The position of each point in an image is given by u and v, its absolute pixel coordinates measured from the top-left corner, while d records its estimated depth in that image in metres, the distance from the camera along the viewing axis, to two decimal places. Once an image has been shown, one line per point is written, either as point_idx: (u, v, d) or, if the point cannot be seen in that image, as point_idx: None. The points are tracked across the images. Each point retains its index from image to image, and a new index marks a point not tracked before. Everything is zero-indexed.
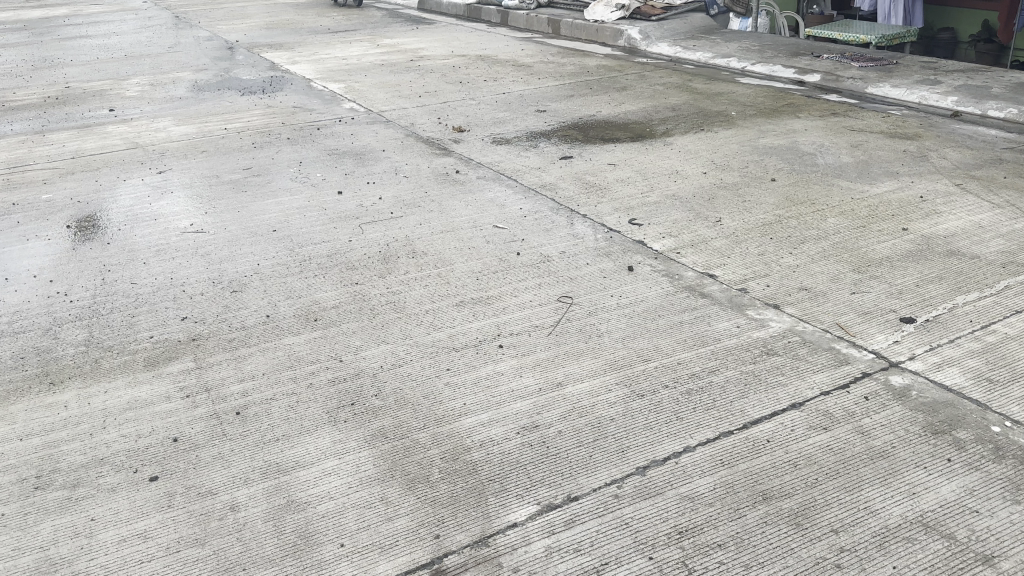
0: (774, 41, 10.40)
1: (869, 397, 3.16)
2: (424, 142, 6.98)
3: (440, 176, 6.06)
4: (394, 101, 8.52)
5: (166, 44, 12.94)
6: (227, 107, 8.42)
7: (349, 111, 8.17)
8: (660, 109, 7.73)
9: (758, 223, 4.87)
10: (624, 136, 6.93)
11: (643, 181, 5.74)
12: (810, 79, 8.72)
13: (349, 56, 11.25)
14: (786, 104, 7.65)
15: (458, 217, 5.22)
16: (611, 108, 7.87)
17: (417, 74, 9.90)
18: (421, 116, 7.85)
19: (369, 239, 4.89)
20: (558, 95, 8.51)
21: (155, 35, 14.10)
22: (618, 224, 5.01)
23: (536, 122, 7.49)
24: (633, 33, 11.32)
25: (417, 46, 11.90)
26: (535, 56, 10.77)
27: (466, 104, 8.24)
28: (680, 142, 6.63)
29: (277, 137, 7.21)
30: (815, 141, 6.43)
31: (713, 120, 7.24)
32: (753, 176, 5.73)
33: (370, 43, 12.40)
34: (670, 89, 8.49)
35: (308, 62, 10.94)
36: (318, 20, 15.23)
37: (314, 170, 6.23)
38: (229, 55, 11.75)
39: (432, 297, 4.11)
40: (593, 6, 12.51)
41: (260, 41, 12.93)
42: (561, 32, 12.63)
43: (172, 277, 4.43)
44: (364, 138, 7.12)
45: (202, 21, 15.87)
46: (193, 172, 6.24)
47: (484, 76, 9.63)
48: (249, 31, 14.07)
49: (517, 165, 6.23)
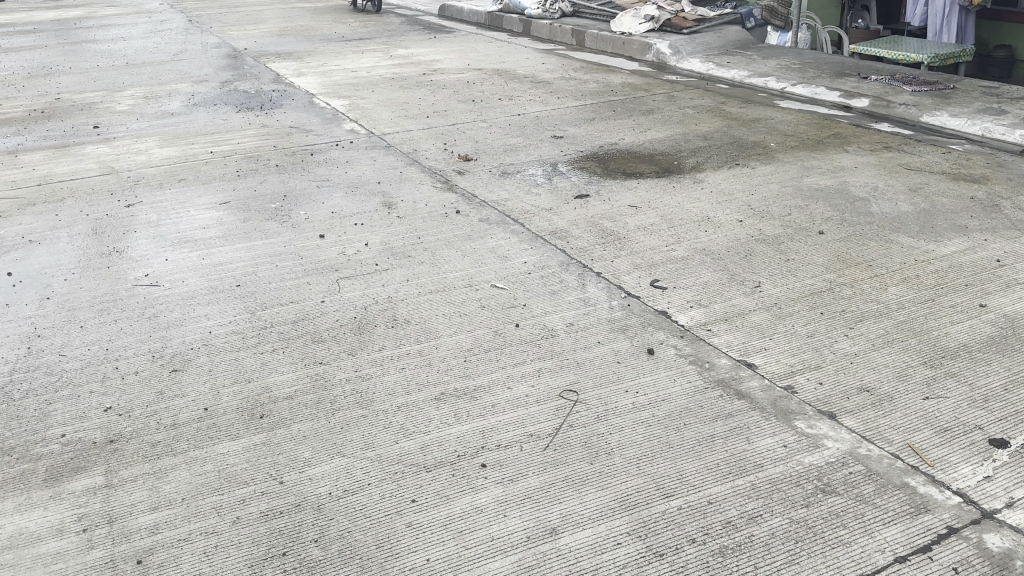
0: (817, 60, 9.58)
1: (961, 569, 2.38)
2: (425, 173, 6.30)
3: (437, 216, 5.35)
4: (399, 121, 7.86)
5: (173, 52, 12.42)
6: (219, 127, 7.81)
7: (349, 132, 7.51)
8: (689, 137, 6.97)
9: (805, 292, 4.11)
10: (649, 170, 6.19)
11: (669, 229, 4.99)
12: (857, 104, 7.90)
13: (358, 68, 10.61)
14: (832, 134, 6.85)
15: (452, 271, 4.51)
16: (635, 135, 7.13)
17: (427, 90, 9.23)
18: (426, 141, 7.17)
19: (344, 298, 4.19)
20: (578, 118, 7.79)
21: (163, 41, 13.60)
22: (637, 286, 4.26)
23: (551, 151, 6.78)
24: (663, 47, 10.55)
25: (432, 58, 11.24)
26: (556, 71, 10.05)
27: (476, 128, 7.55)
28: (711, 179, 5.87)
29: (265, 163, 6.56)
30: (867, 183, 5.64)
31: (749, 152, 6.47)
32: (797, 225, 4.96)
33: (383, 53, 11.76)
34: (701, 113, 7.72)
35: (315, 73, 10.33)
36: (334, 27, 14.63)
37: (297, 206, 5.56)
38: (233, 64, 11.16)
39: (408, 382, 3.40)
40: (620, 17, 11.75)
41: (269, 48, 12.36)
42: (585, 43, 11.89)
43: (108, 348, 3.78)
44: (359, 167, 6.45)
45: (214, 25, 15.36)
46: (164, 206, 5.61)
47: (499, 93, 8.93)
48: (260, 38, 13.51)
49: (526, 205, 5.51)
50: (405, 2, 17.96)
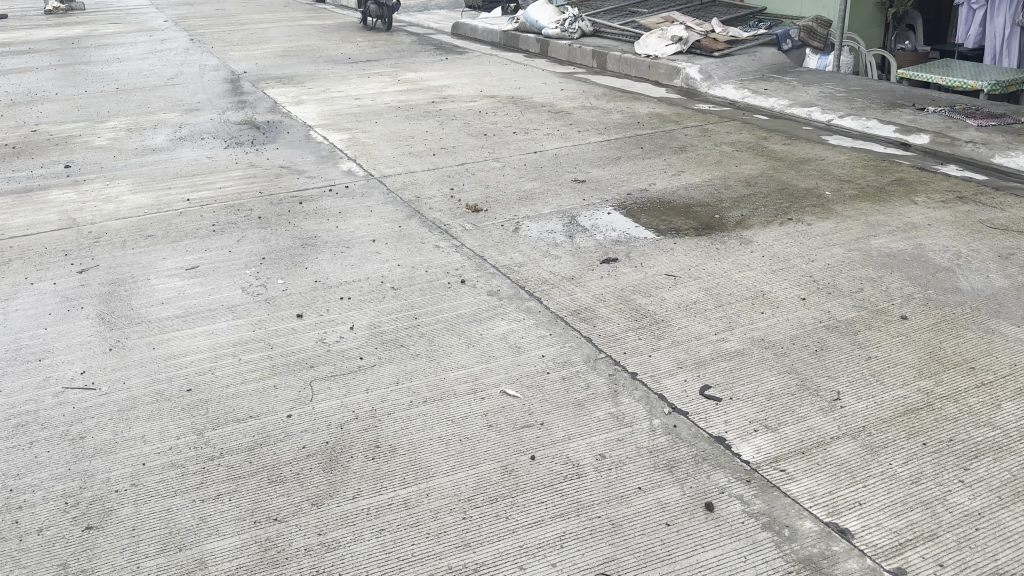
0: (864, 87, 8.72)
1: None
2: (427, 228, 5.50)
3: (439, 287, 4.53)
4: (402, 160, 7.08)
5: (168, 76, 11.73)
6: (202, 167, 7.05)
7: (345, 174, 6.74)
8: (728, 181, 6.14)
9: (898, 411, 3.26)
10: (685, 225, 5.36)
11: (716, 309, 4.14)
12: (916, 142, 7.03)
13: (362, 95, 9.88)
14: (894, 180, 5.99)
15: (453, 369, 3.69)
16: (667, 179, 6.30)
17: (435, 123, 8.46)
18: (430, 186, 6.38)
19: (317, 411, 3.36)
20: (601, 157, 6.98)
21: (159, 64, 12.92)
22: (683, 393, 3.41)
23: (571, 199, 5.97)
24: (693, 72, 9.73)
25: (442, 84, 10.49)
26: (576, 99, 9.26)
27: (488, 169, 6.76)
28: (761, 239, 5.03)
29: (246, 215, 5.79)
30: (947, 247, 4.78)
31: (801, 203, 5.63)
32: (873, 306, 4.11)
33: (389, 77, 11.02)
34: (741, 151, 6.88)
35: (315, 101, 9.61)
36: (340, 47, 13.96)
37: (275, 272, 4.77)
38: (229, 90, 10.44)
39: (388, 554, 2.56)
40: (644, 38, 10.94)
41: (270, 72, 11.64)
42: (607, 66, 11.09)
43: (12, 488, 2.97)
44: (353, 219, 5.66)
45: (217, 45, 14.73)
46: (123, 275, 4.82)
47: (514, 127, 8.13)
48: (262, 60, 12.82)
49: (543, 273, 4.69)
50: (416, 20, 17.29)
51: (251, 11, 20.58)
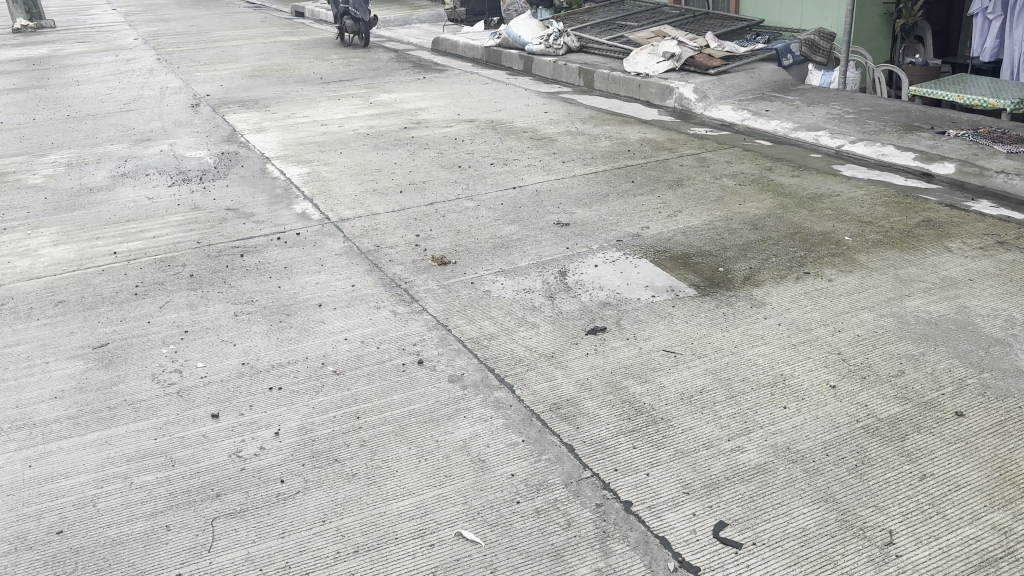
0: (875, 109, 8.02)
1: None
2: (385, 286, 4.74)
3: (390, 368, 3.77)
4: (365, 199, 6.33)
5: (125, 100, 10.96)
6: (139, 210, 6.29)
7: (299, 216, 5.98)
8: (732, 223, 5.40)
9: (972, 562, 2.50)
10: (685, 281, 4.62)
11: (727, 401, 3.38)
12: (939, 171, 6.31)
13: (330, 121, 9.14)
14: (921, 221, 5.27)
15: (397, 494, 2.90)
16: (662, 220, 5.56)
17: (406, 153, 7.71)
18: (394, 231, 5.62)
19: (215, 569, 2.59)
20: (588, 193, 6.25)
21: (119, 86, 12.15)
22: (692, 535, 2.64)
23: (554, 247, 5.22)
24: (688, 91, 9.02)
25: (418, 107, 9.77)
26: (561, 123, 8.54)
27: (460, 210, 6.01)
28: (776, 302, 4.28)
29: (178, 271, 5.03)
30: (997, 311, 4.05)
31: (817, 251, 4.89)
32: (918, 398, 3.37)
33: (362, 100, 10.29)
34: (744, 186, 6.15)
35: (278, 128, 8.87)
36: (314, 66, 13.24)
37: (196, 352, 4.01)
38: (187, 116, 9.68)
39: None
40: (634, 54, 10.21)
41: (235, 96, 10.90)
42: (594, 85, 10.39)
43: None
44: (300, 276, 4.90)
45: (184, 65, 13.99)
46: (17, 357, 4.06)
47: (492, 157, 7.39)
48: (228, 81, 12.09)
49: (518, 349, 3.93)
50: (396, 35, 16.58)
51: (227, 29, 19.88)
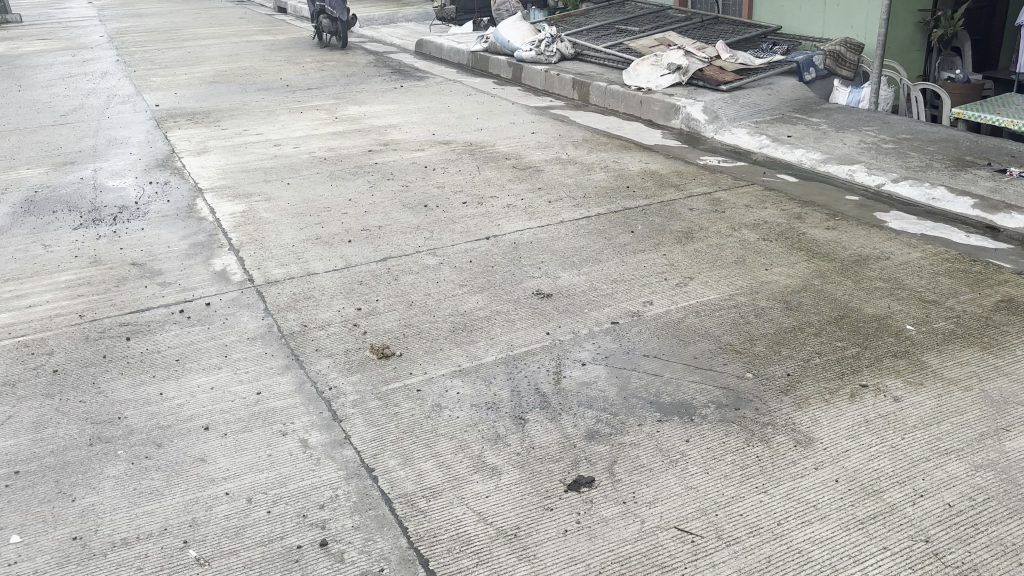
0: (916, 137, 6.87)
1: None
2: (303, 390, 3.58)
3: (277, 554, 2.63)
4: (304, 250, 5.18)
5: (64, 110, 9.79)
6: (24, 264, 5.13)
7: (217, 276, 4.82)
8: (757, 299, 4.26)
9: None
10: (702, 390, 3.47)
11: None
12: (1007, 224, 5.16)
13: (286, 140, 7.98)
14: (1001, 302, 4.14)
15: None
16: (668, 291, 4.41)
17: (366, 185, 6.56)
18: (330, 300, 4.46)
19: None
20: (577, 247, 5.10)
21: (64, 93, 10.95)
22: None
23: (530, 330, 4.07)
24: (696, 111, 7.87)
25: (389, 123, 8.62)
26: (550, 148, 7.39)
27: (417, 270, 4.85)
28: (827, 436, 3.13)
29: (39, 366, 3.88)
30: None
31: (873, 347, 3.77)
32: None
33: (326, 114, 9.13)
34: (770, 242, 5.02)
35: (224, 149, 7.71)
36: (283, 71, 12.04)
37: (15, 515, 2.89)
38: (125, 131, 8.52)
39: None
40: (635, 66, 9.06)
41: (186, 106, 9.73)
42: (590, 99, 9.29)
43: None
44: (194, 375, 3.76)
45: (142, 67, 12.79)
46: None
47: (465, 193, 6.24)
48: (184, 89, 10.91)
49: (467, 514, 2.78)
50: (378, 35, 15.38)
51: (201, 25, 18.66)
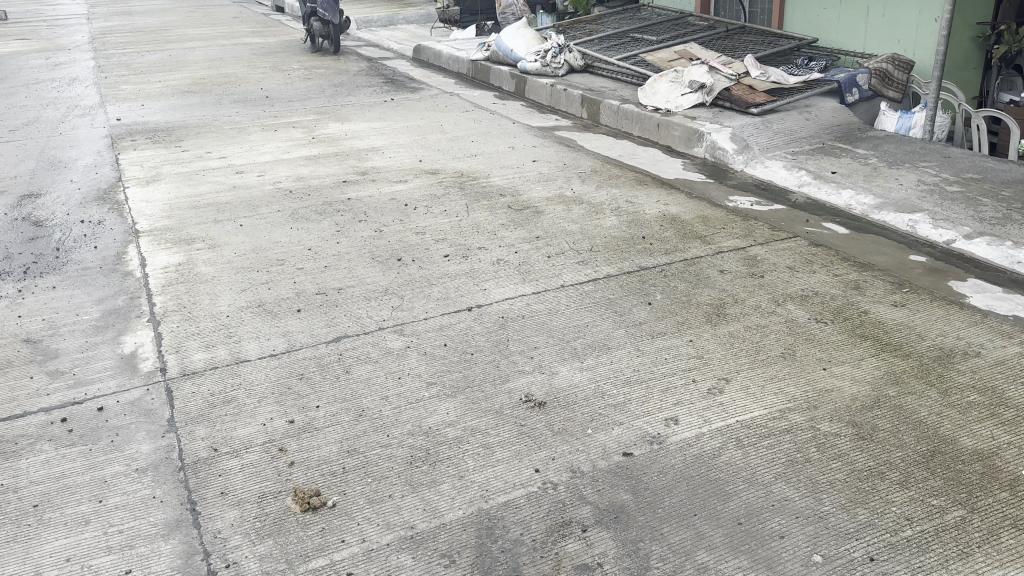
0: (986, 177, 5.79)
1: None
2: (190, 569, 2.56)
3: None
4: (240, 324, 4.17)
5: (14, 123, 8.79)
6: None
7: (122, 364, 3.81)
8: (815, 419, 3.23)
9: None
10: None
11: None
12: None
13: (251, 166, 6.97)
14: None
15: None
16: (698, 397, 3.37)
17: (333, 229, 5.55)
18: (256, 405, 3.44)
19: None
20: (580, 325, 4.07)
21: (23, 102, 9.94)
22: None
23: (512, 462, 3.03)
24: (723, 137, 6.81)
25: (372, 146, 7.60)
26: (553, 184, 6.36)
27: (375, 355, 3.82)
28: None
29: None
30: None
31: (985, 509, 2.73)
32: None
33: (304, 132, 8.11)
34: (824, 325, 3.97)
35: (178, 177, 6.71)
36: (266, 79, 11.04)
37: None
38: (73, 153, 7.52)
39: None
40: (652, 82, 8.04)
41: (150, 121, 8.72)
42: (600, 119, 8.27)
43: None
44: (50, 536, 2.74)
45: (116, 73, 11.78)
46: None
47: (448, 242, 5.21)
48: (154, 99, 9.91)
49: None
50: (375, 39, 14.36)
51: (192, 26, 17.65)
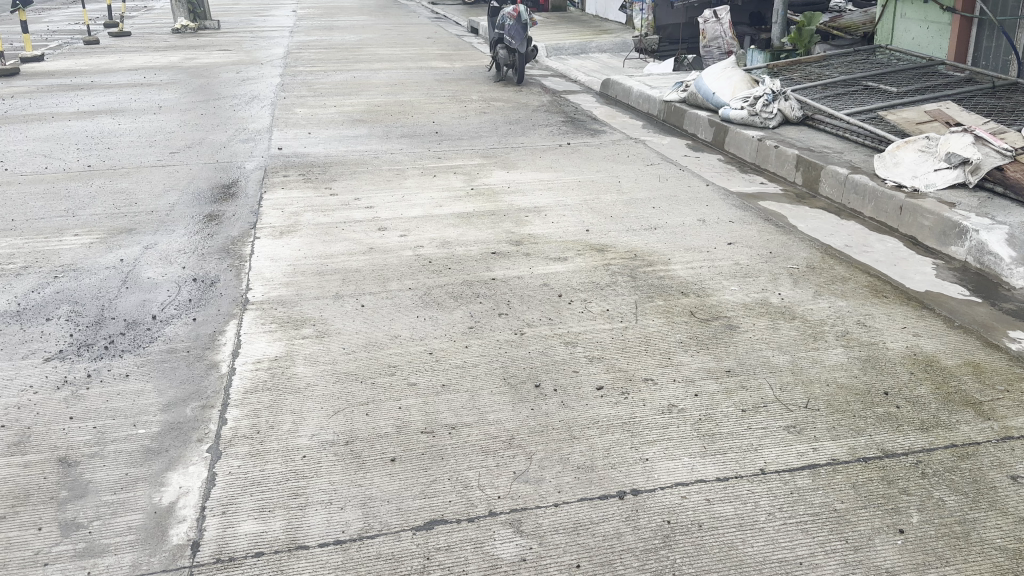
0: None
1: None
2: None
3: None
4: (316, 474, 3.14)
5: (180, 144, 8.51)
6: None
7: (149, 524, 2.86)
8: None
9: None
10: None
11: None
12: None
13: (396, 222, 6.07)
14: None
15: None
16: None
17: (468, 324, 4.46)
18: None
19: None
20: (788, 558, 2.68)
21: (199, 121, 9.77)
22: None
23: None
24: (995, 237, 5.09)
25: (536, 206, 6.50)
26: (754, 284, 4.94)
27: (476, 568, 2.64)
28: None
29: None
30: None
31: None
32: None
33: (464, 181, 7.16)
34: None
35: (315, 229, 5.92)
36: (440, 110, 10.29)
37: None
38: (222, 187, 6.99)
39: None
40: (894, 149, 6.40)
41: (309, 154, 8.12)
42: (818, 188, 6.70)
43: None
44: None
45: (297, 94, 11.51)
46: None
47: (608, 366, 3.96)
48: (323, 127, 9.40)
49: None
50: (563, 69, 13.35)
51: (385, 45, 17.52)
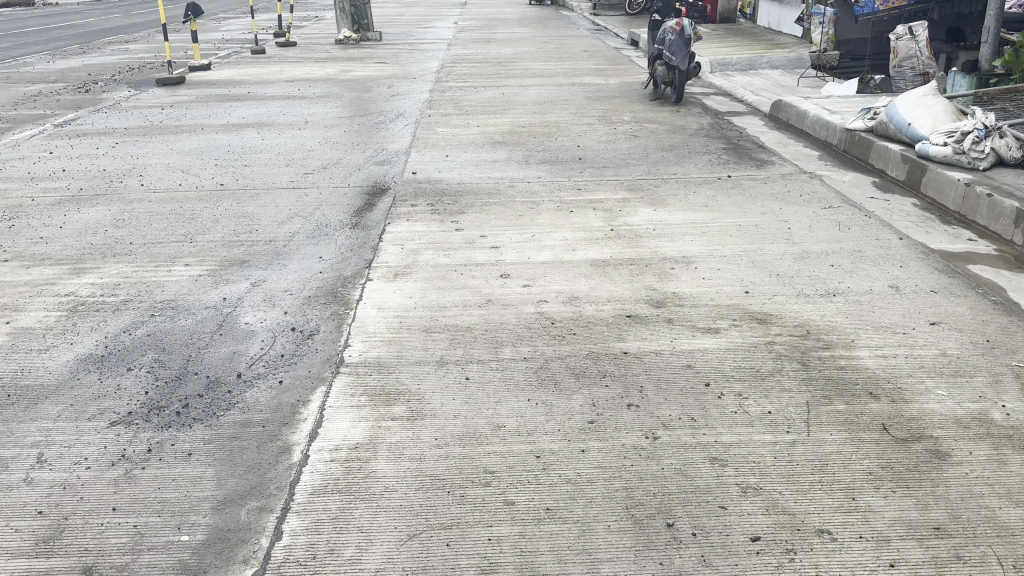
0: None
1: None
2: None
3: None
4: None
5: (315, 164, 8.23)
6: None
7: None
8: None
9: None
10: None
11: None
12: None
13: (521, 268, 5.35)
14: None
15: None
16: None
17: (589, 416, 3.64)
18: None
19: None
20: None
21: (339, 138, 9.52)
22: None
23: None
24: None
25: (686, 255, 5.57)
26: (964, 387, 3.82)
27: None
28: None
29: None
30: None
31: None
32: None
33: (605, 219, 6.33)
34: None
35: (432, 272, 5.30)
36: (588, 133, 9.52)
37: None
38: (346, 215, 6.55)
39: None
40: None
41: (441, 180, 7.57)
42: None
43: None
44: None
45: (442, 111, 11.10)
46: None
47: (766, 501, 3.03)
48: (461, 149, 8.86)
49: None
50: (728, 87, 12.21)
51: (540, 59, 16.96)
